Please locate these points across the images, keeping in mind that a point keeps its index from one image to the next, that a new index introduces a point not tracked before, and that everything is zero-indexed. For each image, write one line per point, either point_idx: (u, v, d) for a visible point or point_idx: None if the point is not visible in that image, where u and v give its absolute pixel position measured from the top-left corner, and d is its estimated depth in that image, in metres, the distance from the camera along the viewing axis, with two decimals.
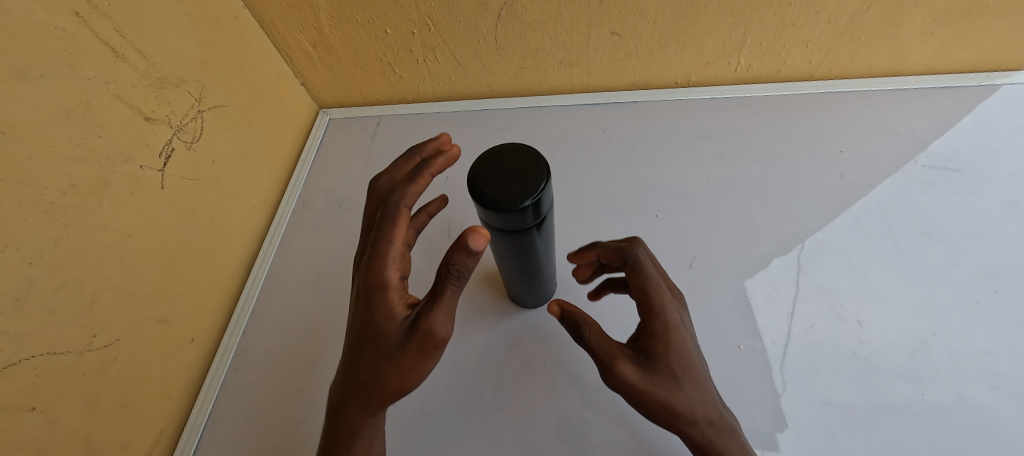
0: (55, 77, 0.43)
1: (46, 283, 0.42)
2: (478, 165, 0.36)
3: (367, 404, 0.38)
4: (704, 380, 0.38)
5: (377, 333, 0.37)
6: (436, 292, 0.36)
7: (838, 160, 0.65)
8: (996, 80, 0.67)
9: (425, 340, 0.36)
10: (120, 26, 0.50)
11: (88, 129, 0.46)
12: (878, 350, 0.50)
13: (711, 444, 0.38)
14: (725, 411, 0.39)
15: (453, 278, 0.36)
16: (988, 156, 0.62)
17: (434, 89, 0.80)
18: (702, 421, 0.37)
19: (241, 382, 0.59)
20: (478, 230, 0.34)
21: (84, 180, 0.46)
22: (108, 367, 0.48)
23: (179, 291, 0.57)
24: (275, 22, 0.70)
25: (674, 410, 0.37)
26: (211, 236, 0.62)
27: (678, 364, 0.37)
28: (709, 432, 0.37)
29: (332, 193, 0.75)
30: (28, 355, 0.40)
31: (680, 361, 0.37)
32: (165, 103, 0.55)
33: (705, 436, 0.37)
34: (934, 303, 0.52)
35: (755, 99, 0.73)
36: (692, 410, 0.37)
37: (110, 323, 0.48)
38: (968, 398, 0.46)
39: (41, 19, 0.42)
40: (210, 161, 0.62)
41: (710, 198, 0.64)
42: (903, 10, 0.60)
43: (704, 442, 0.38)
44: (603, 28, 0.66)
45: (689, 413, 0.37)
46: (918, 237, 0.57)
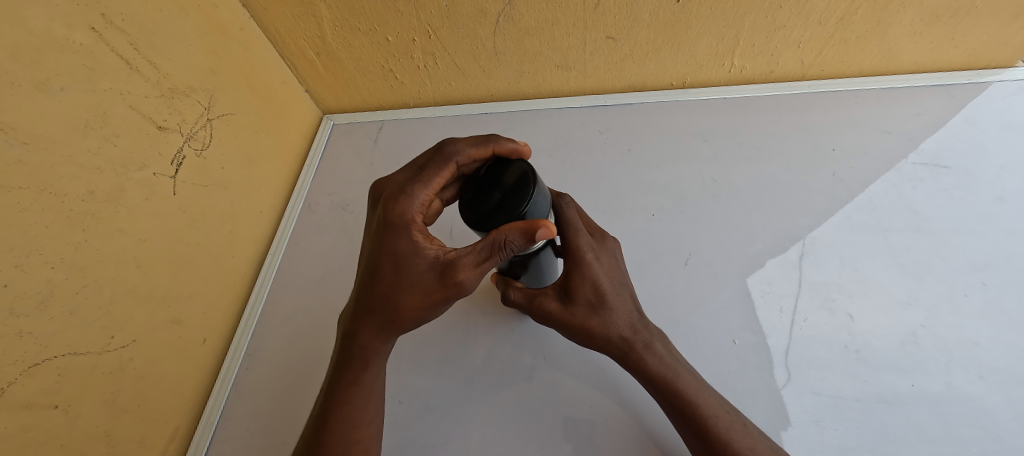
0: (75, 89, 0.46)
1: (68, 286, 0.44)
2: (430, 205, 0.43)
3: (384, 328, 0.42)
4: (622, 305, 0.45)
5: (405, 264, 0.40)
6: (484, 256, 0.38)
7: (830, 158, 0.66)
8: (987, 77, 0.69)
9: (451, 288, 0.39)
10: (133, 40, 0.52)
11: (105, 138, 0.48)
12: (869, 343, 0.51)
13: (626, 354, 0.45)
14: (644, 329, 0.45)
15: (506, 255, 0.38)
16: (977, 152, 0.63)
17: (435, 93, 0.81)
18: (615, 338, 0.44)
19: (252, 381, 0.61)
20: (552, 227, 0.36)
21: (101, 187, 0.48)
22: (126, 366, 0.50)
23: (192, 293, 0.59)
24: (280, 32, 0.72)
25: (592, 332, 0.44)
26: (221, 240, 0.64)
27: (592, 292, 0.45)
28: (623, 346, 0.44)
29: (336, 197, 0.77)
30: (50, 355, 0.42)
31: (593, 293, 0.44)
32: (176, 112, 0.57)
33: (621, 350, 0.45)
34: (923, 296, 0.53)
35: (750, 99, 0.74)
36: (606, 331, 0.44)
37: (127, 324, 0.50)
38: (955, 388, 0.48)
39: (60, 34, 0.44)
40: (219, 167, 0.64)
41: (705, 197, 0.66)
42: (891, 11, 0.61)
43: (623, 353, 0.45)
44: (598, 33, 0.68)
45: (604, 332, 0.44)
46: (907, 232, 0.58)
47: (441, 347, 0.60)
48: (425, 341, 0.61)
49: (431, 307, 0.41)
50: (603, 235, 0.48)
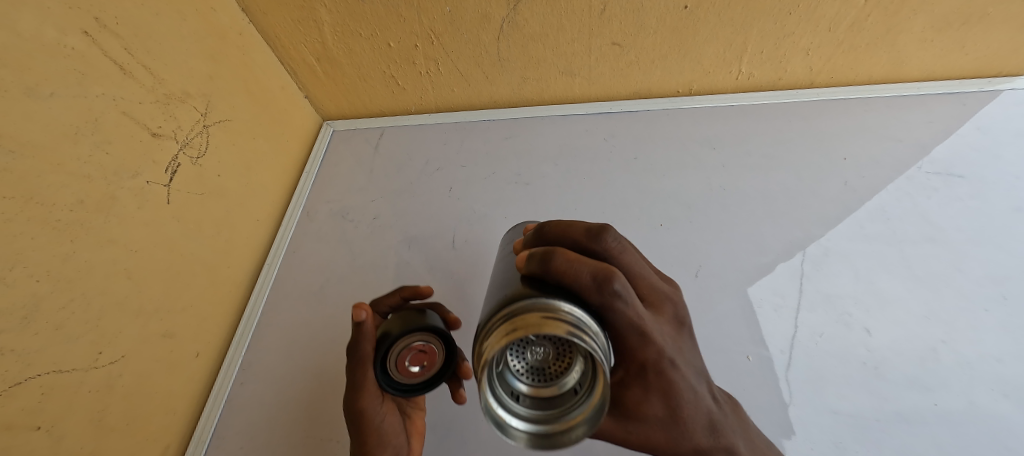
0: (66, 95, 0.44)
1: (54, 300, 0.42)
2: (415, 374, 0.38)
3: None
4: (700, 415, 0.34)
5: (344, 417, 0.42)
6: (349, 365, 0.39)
7: (841, 167, 0.64)
8: (999, 85, 0.68)
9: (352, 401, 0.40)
10: (128, 44, 0.51)
11: (96, 146, 0.47)
12: (887, 359, 0.50)
13: None
14: (729, 434, 0.36)
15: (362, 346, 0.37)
16: (992, 162, 0.62)
17: (436, 100, 0.80)
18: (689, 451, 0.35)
19: (246, 396, 0.59)
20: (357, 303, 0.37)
21: (92, 196, 0.46)
22: (114, 382, 0.48)
23: (185, 305, 0.57)
24: (281, 37, 0.71)
25: (653, 441, 0.36)
26: (216, 250, 0.62)
27: (660, 407, 0.34)
28: None
29: (335, 205, 0.76)
30: (35, 373, 0.40)
31: (664, 408, 0.34)
32: (171, 118, 0.56)
33: None
34: (943, 309, 0.52)
35: (759, 106, 0.72)
36: (675, 443, 0.35)
37: (117, 338, 0.48)
38: (979, 407, 0.46)
39: (51, 38, 0.43)
40: (216, 174, 0.63)
41: (714, 206, 0.64)
42: (902, 18, 0.62)
43: None
44: (604, 39, 0.68)
45: (672, 444, 0.36)
46: (923, 243, 0.57)
47: None
48: None
49: (363, 419, 0.41)
50: (676, 322, 0.36)
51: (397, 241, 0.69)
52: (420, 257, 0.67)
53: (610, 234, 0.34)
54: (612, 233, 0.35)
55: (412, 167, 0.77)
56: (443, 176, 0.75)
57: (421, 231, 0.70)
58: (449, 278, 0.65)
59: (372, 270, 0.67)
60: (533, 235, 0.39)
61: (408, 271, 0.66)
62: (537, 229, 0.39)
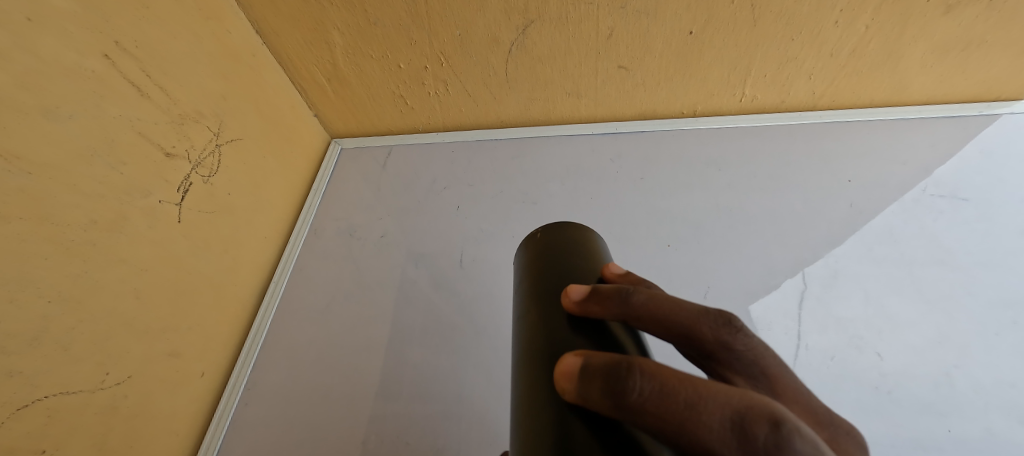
0: (84, 116, 0.44)
1: (63, 321, 0.42)
2: None
3: None
4: None
5: None
6: None
7: (847, 189, 0.65)
8: (998, 109, 0.69)
9: None
10: (146, 66, 0.51)
11: (111, 166, 0.47)
12: (900, 383, 0.49)
13: None
14: None
15: None
16: (996, 185, 0.62)
17: (444, 119, 0.81)
18: None
19: (251, 417, 0.58)
20: None
21: (104, 215, 0.46)
22: (118, 404, 0.47)
23: (191, 324, 0.56)
24: (292, 58, 0.73)
25: None
26: (224, 268, 0.62)
27: None
28: None
29: (343, 223, 0.76)
30: (41, 395, 0.40)
31: None
32: (185, 138, 0.56)
33: None
34: (954, 333, 0.52)
35: (763, 128, 0.73)
36: None
37: (123, 359, 0.48)
38: (996, 434, 0.45)
39: (72, 61, 0.44)
40: (226, 193, 0.63)
41: (721, 226, 0.64)
42: (903, 44, 0.63)
43: None
44: (610, 61, 0.69)
45: None
46: (931, 266, 0.57)
47: (451, 381, 0.58)
48: (434, 376, 0.58)
49: None
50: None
51: (404, 260, 0.69)
52: (426, 275, 0.67)
53: (790, 448, 0.16)
54: (798, 442, 0.16)
55: (420, 186, 0.78)
56: (450, 194, 0.75)
57: (428, 249, 0.70)
58: (456, 297, 0.64)
59: (379, 288, 0.67)
60: (605, 389, 0.18)
61: (414, 290, 0.66)
62: (614, 369, 0.19)
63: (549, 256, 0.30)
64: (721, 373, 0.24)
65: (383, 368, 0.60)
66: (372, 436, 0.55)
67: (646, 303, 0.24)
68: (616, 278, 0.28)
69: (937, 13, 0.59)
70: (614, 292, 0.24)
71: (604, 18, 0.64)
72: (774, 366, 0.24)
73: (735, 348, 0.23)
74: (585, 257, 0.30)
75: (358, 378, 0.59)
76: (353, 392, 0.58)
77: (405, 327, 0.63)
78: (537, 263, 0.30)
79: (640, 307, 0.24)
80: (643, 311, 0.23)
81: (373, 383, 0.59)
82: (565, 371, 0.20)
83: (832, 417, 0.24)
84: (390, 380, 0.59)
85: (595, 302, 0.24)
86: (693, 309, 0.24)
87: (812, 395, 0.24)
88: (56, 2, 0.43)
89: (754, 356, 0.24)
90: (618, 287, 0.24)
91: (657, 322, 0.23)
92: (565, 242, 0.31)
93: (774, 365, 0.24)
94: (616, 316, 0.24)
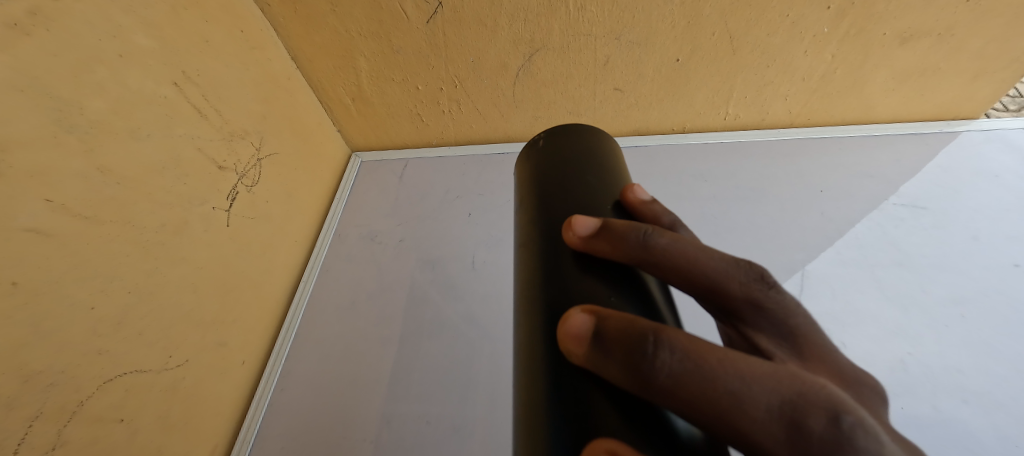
0: (158, 135, 0.52)
1: (139, 309, 0.49)
2: None
3: None
4: None
5: None
6: None
7: (820, 199, 0.72)
8: (956, 127, 0.77)
9: None
10: (204, 91, 0.59)
11: (177, 178, 0.55)
12: (862, 369, 0.56)
13: None
14: None
15: None
16: (952, 195, 0.70)
17: (456, 134, 0.89)
18: None
19: (286, 402, 0.65)
20: None
21: (171, 220, 0.54)
22: (178, 385, 0.54)
23: (234, 318, 0.64)
24: (322, 80, 0.81)
25: None
26: (261, 267, 0.69)
27: None
28: None
29: (365, 229, 0.83)
30: (121, 372, 0.47)
31: None
32: (233, 153, 0.64)
33: None
34: (910, 326, 0.58)
35: (745, 143, 0.81)
36: None
37: (182, 345, 0.55)
38: (943, 411, 0.52)
39: (151, 89, 0.52)
40: (264, 201, 0.71)
41: (707, 231, 0.72)
42: (866, 71, 0.71)
43: None
44: (607, 84, 0.77)
45: None
46: (892, 267, 0.64)
47: (465, 369, 0.65)
48: (450, 365, 0.65)
49: None
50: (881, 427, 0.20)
51: (420, 261, 0.77)
52: (441, 276, 0.75)
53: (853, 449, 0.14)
54: (862, 439, 0.14)
55: (434, 195, 0.85)
56: (462, 203, 0.83)
57: (443, 252, 0.77)
58: (470, 295, 0.72)
59: (398, 287, 0.74)
60: (624, 359, 0.18)
61: (431, 289, 0.73)
62: (637, 342, 0.18)
63: (558, 192, 0.31)
64: (745, 330, 0.23)
65: (404, 358, 0.67)
66: (395, 416, 0.62)
67: (665, 246, 0.23)
68: (639, 204, 0.30)
69: (894, 45, 0.67)
70: (628, 232, 0.24)
71: (600, 47, 0.72)
72: (806, 325, 0.23)
73: (766, 305, 0.22)
74: (591, 196, 0.30)
75: (381, 366, 0.67)
76: (378, 379, 0.65)
77: (424, 322, 0.70)
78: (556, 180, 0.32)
79: (656, 251, 0.23)
80: (660, 252, 0.23)
81: (395, 371, 0.66)
82: (577, 334, 0.20)
83: (863, 375, 0.21)
84: (411, 369, 0.66)
85: (605, 242, 0.24)
86: (719, 259, 0.23)
87: (840, 354, 0.22)
88: (139, 40, 0.51)
89: (785, 313, 0.22)
90: (634, 228, 0.24)
91: (676, 267, 0.23)
92: (568, 177, 0.32)
93: (807, 324, 0.23)
94: (628, 258, 0.24)
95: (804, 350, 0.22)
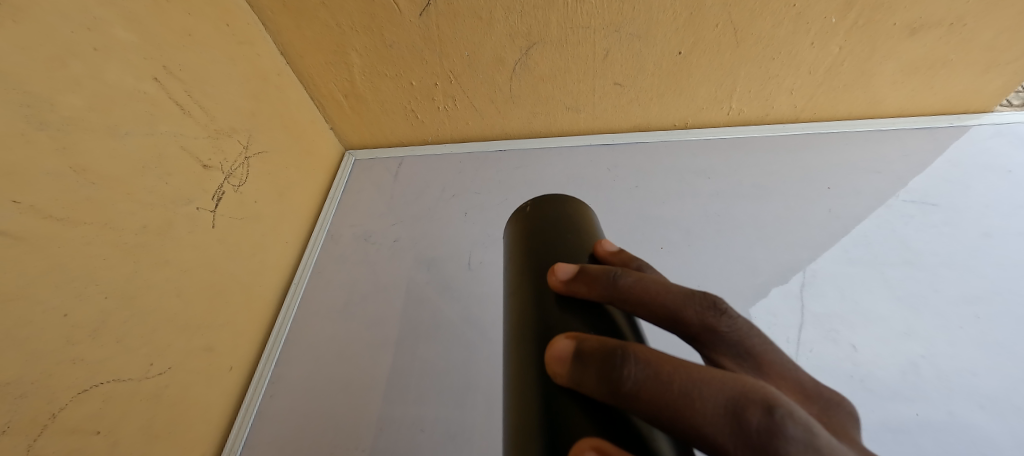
0: (138, 133, 0.50)
1: (119, 315, 0.47)
2: None
3: None
4: None
5: None
6: None
7: (826, 195, 0.70)
8: (966, 121, 0.75)
9: None
10: (188, 87, 0.57)
11: (159, 177, 0.52)
12: (872, 372, 0.54)
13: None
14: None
15: None
16: (963, 191, 0.68)
17: (452, 132, 0.87)
18: None
19: (276, 409, 0.63)
20: None
21: (153, 221, 0.51)
22: (161, 393, 0.52)
23: (223, 322, 0.61)
24: (313, 76, 0.79)
25: None
26: (251, 270, 0.67)
27: None
28: None
29: (359, 229, 0.81)
30: (98, 382, 0.45)
31: None
32: (219, 151, 0.62)
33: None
34: (921, 327, 0.56)
35: (749, 139, 0.79)
36: None
37: (166, 352, 0.53)
38: (958, 417, 0.50)
39: (130, 84, 0.49)
40: (253, 201, 0.68)
41: (709, 230, 0.70)
42: (874, 63, 0.69)
43: None
44: (607, 79, 0.75)
45: None
46: (901, 266, 0.62)
47: (462, 373, 0.62)
48: (447, 369, 0.63)
49: None
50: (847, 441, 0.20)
51: (417, 262, 0.74)
52: (438, 277, 0.72)
53: (785, 440, 0.15)
54: (791, 426, 0.15)
55: (430, 194, 0.83)
56: (459, 202, 0.81)
57: (439, 253, 0.75)
58: (466, 297, 0.69)
59: (393, 289, 0.72)
60: (598, 373, 0.19)
61: (427, 291, 0.71)
62: (607, 356, 0.19)
63: (537, 246, 0.30)
64: (709, 357, 0.23)
65: (399, 362, 0.65)
66: (390, 423, 0.59)
67: (633, 286, 0.24)
68: (607, 255, 0.30)
69: (903, 35, 0.65)
70: (601, 274, 0.25)
71: (599, 40, 0.69)
72: (760, 345, 0.23)
73: (722, 329, 0.23)
74: (568, 247, 0.30)
75: (375, 371, 0.64)
76: (371, 383, 0.63)
77: (419, 325, 0.68)
78: (533, 237, 0.31)
79: (626, 288, 0.24)
80: (629, 294, 0.24)
81: (390, 376, 0.63)
82: (559, 355, 0.21)
83: (824, 390, 0.22)
84: (407, 374, 0.63)
85: (582, 283, 0.25)
86: (679, 292, 0.24)
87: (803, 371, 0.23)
88: (117, 33, 0.49)
89: (740, 336, 0.23)
90: (605, 269, 0.25)
91: (643, 305, 0.24)
92: (547, 230, 0.31)
93: (760, 344, 0.23)
94: (603, 297, 0.24)
95: (765, 370, 0.22)
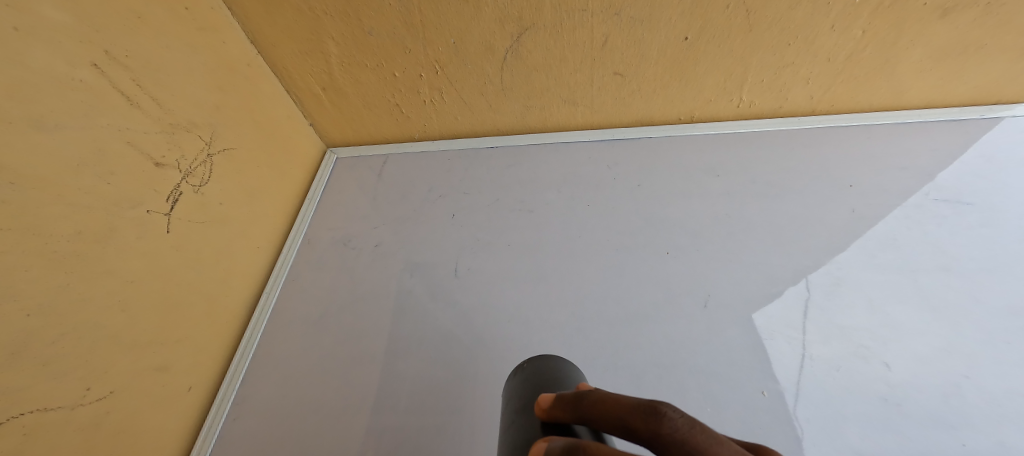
0: (71, 126, 0.44)
1: (44, 335, 0.41)
2: None
3: None
4: None
5: None
6: None
7: (848, 195, 0.64)
8: (999, 112, 0.68)
9: None
10: (137, 76, 0.51)
11: (99, 176, 0.46)
12: (909, 395, 0.48)
13: None
14: None
15: None
16: (1000, 189, 0.61)
17: (440, 128, 0.80)
18: None
19: (239, 434, 0.57)
20: None
21: (90, 226, 0.45)
22: (100, 421, 0.46)
23: (180, 338, 0.55)
24: (287, 67, 0.73)
25: None
26: (214, 279, 0.61)
27: None
28: None
29: (338, 233, 0.75)
30: (18, 412, 0.38)
31: None
32: (176, 148, 0.56)
33: None
34: (961, 342, 0.50)
35: (761, 134, 0.72)
36: None
37: (106, 374, 0.46)
38: (1012, 447, 0.44)
39: (60, 71, 0.43)
40: (218, 203, 0.62)
41: (720, 233, 0.63)
42: (900, 49, 0.63)
43: None
44: (606, 68, 0.69)
45: None
46: (936, 272, 0.55)
47: (445, 393, 0.55)
48: (429, 389, 0.56)
49: None
50: None
51: (399, 269, 0.68)
52: (422, 285, 0.66)
53: None
54: None
55: (416, 195, 0.77)
56: (446, 203, 0.74)
57: (424, 259, 0.69)
58: (452, 306, 0.63)
59: (373, 299, 0.66)
60: None
61: (409, 301, 0.65)
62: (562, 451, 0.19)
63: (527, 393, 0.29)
64: None
65: (376, 381, 0.58)
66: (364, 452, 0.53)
67: (595, 406, 0.23)
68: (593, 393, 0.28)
69: (933, 17, 0.59)
70: (572, 394, 0.25)
71: (598, 25, 0.63)
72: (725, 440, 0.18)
73: (665, 433, 0.19)
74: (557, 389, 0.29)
75: (349, 391, 0.58)
76: (345, 405, 0.57)
77: (400, 339, 0.61)
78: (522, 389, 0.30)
79: (590, 403, 0.23)
80: (592, 413, 0.23)
81: (366, 396, 0.57)
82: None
83: None
84: (384, 394, 0.57)
85: (558, 408, 0.25)
86: (629, 401, 0.22)
87: None
88: (45, 12, 0.43)
89: (688, 428, 0.19)
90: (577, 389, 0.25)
91: (603, 417, 0.22)
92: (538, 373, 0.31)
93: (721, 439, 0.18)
94: (573, 418, 0.24)
95: None
